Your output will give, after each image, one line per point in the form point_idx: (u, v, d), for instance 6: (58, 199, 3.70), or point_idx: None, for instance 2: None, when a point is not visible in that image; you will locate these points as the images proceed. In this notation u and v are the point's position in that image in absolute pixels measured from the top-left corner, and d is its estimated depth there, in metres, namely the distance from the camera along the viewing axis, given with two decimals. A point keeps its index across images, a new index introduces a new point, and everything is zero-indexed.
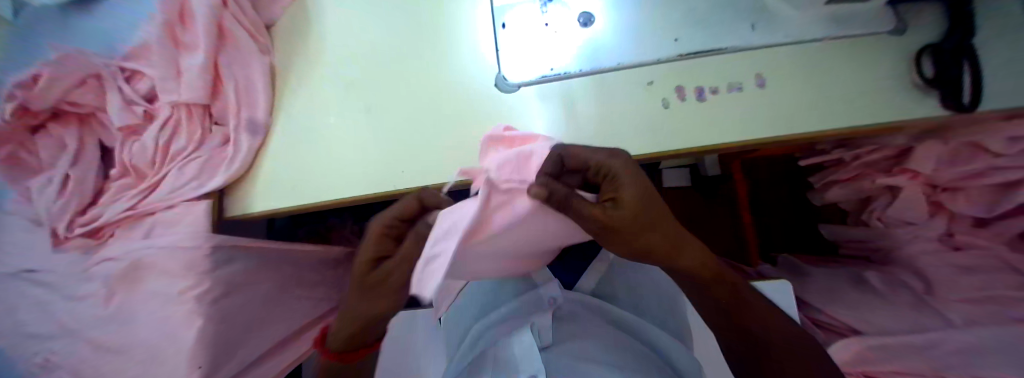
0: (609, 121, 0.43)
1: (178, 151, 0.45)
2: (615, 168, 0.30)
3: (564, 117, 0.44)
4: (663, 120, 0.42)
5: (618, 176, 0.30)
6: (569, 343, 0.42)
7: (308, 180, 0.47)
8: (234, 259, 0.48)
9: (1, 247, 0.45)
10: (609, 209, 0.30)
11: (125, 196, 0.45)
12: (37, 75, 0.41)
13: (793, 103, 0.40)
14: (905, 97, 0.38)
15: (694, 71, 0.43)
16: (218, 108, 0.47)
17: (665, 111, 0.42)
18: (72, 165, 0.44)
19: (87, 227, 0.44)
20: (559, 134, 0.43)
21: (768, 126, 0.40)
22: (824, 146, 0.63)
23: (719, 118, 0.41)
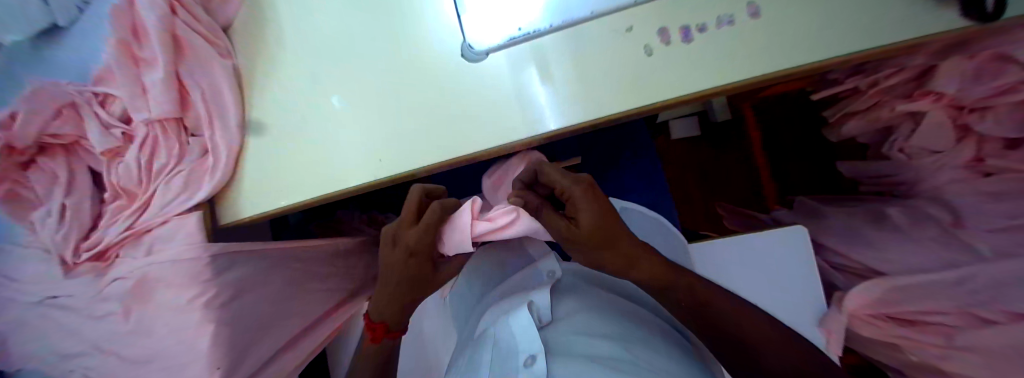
0: (587, 77, 0.40)
1: (161, 168, 0.46)
2: (577, 198, 0.33)
3: (537, 80, 0.40)
4: (646, 70, 0.38)
5: (575, 200, 0.33)
6: (571, 319, 0.40)
7: (291, 181, 0.47)
8: (236, 263, 0.50)
9: (25, 278, 0.48)
10: (572, 226, 0.34)
11: (120, 218, 0.46)
12: (13, 113, 0.41)
13: (793, 31, 0.35)
14: (921, 11, 0.33)
15: (677, 9, 0.38)
16: (191, 120, 0.46)
17: (647, 59, 0.38)
18: (66, 195, 0.46)
19: (92, 251, 0.46)
20: (535, 99, 0.40)
21: (762, 61, 0.36)
22: (838, 75, 0.57)
23: (708, 59, 0.37)
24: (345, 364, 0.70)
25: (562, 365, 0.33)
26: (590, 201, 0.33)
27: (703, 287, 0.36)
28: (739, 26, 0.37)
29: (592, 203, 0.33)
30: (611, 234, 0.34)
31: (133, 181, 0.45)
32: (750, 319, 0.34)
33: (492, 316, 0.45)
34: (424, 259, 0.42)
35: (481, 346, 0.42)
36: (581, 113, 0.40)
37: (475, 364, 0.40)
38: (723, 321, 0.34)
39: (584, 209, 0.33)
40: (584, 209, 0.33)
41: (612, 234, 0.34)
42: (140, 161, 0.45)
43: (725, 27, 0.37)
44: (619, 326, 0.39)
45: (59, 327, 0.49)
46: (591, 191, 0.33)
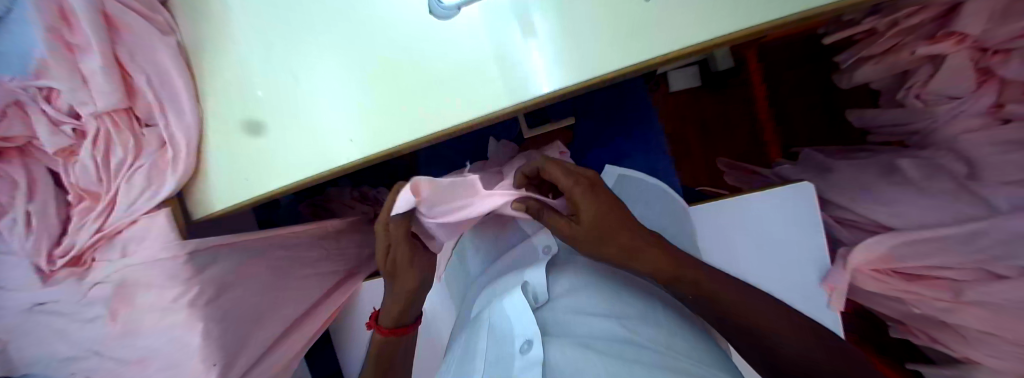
0: (572, 31, 0.32)
1: (120, 165, 0.42)
2: (579, 195, 0.33)
3: (516, 40, 0.34)
4: (644, 18, 0.30)
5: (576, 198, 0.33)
6: (568, 297, 0.39)
7: (262, 170, 0.44)
8: (219, 258, 0.49)
9: (5, 287, 0.46)
10: (574, 224, 0.34)
11: (88, 221, 0.43)
12: None
13: None
14: None
15: None
16: (142, 109, 0.43)
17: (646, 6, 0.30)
18: (29, 201, 0.43)
19: (67, 257, 0.44)
20: (515, 62, 0.34)
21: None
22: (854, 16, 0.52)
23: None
24: (348, 342, 0.71)
25: (558, 350, 0.32)
26: (588, 197, 0.33)
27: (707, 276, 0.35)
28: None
29: (591, 199, 0.33)
30: (613, 232, 0.34)
31: (94, 180, 0.42)
32: (753, 302, 0.33)
33: (486, 298, 0.45)
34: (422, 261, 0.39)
35: (476, 330, 0.41)
36: (571, 72, 0.33)
37: (471, 349, 0.39)
38: (732, 308, 0.33)
39: (583, 204, 0.33)
40: (585, 203, 0.33)
41: (613, 232, 0.34)
42: (96, 159, 0.42)
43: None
44: (620, 303, 0.37)
45: (53, 332, 0.48)
46: (590, 189, 0.34)
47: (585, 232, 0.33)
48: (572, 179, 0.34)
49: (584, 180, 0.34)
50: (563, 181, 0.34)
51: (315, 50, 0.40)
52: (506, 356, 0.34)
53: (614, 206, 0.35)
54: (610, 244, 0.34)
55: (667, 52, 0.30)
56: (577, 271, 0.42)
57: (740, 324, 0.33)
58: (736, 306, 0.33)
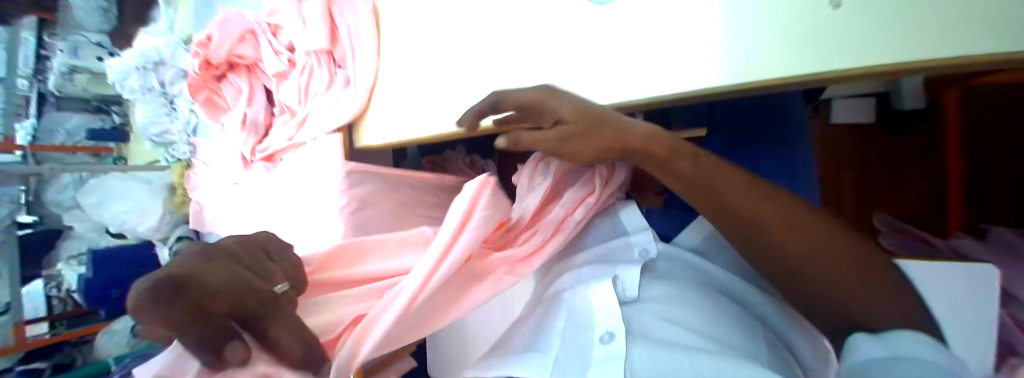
0: (687, 42, 0.35)
1: (315, 91, 0.55)
2: (546, 99, 0.35)
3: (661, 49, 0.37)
4: (793, 27, 0.30)
5: (547, 104, 0.35)
6: (659, 302, 0.37)
7: (412, 120, 0.53)
8: (366, 180, 0.58)
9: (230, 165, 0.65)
10: (557, 128, 0.35)
11: (288, 129, 0.59)
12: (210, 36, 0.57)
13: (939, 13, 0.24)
14: None
15: None
16: (338, 53, 0.54)
17: (831, 14, 0.29)
18: (248, 105, 0.61)
19: (265, 153, 0.62)
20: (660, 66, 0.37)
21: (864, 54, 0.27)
22: None
23: (809, 42, 0.30)
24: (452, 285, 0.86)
25: (644, 350, 0.32)
26: (560, 101, 0.35)
27: (707, 163, 0.37)
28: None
29: (563, 102, 0.35)
30: (597, 126, 0.35)
31: (295, 101, 0.56)
32: (756, 196, 0.36)
33: (568, 279, 0.45)
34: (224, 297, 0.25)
35: (553, 305, 0.42)
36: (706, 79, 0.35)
37: (547, 322, 0.41)
38: (734, 202, 0.36)
39: (568, 113, 0.34)
40: (564, 110, 0.34)
41: (595, 129, 0.35)
42: (300, 85, 0.55)
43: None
44: (705, 318, 0.35)
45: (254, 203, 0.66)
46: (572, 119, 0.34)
47: (572, 130, 0.34)
48: (546, 106, 0.35)
49: (549, 99, 0.35)
50: (528, 135, 0.36)
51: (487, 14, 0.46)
52: (585, 343, 0.35)
53: (592, 123, 0.35)
54: (598, 137, 0.35)
55: (815, 72, 0.29)
56: (665, 277, 0.41)
57: (741, 218, 0.37)
58: (750, 211, 0.36)
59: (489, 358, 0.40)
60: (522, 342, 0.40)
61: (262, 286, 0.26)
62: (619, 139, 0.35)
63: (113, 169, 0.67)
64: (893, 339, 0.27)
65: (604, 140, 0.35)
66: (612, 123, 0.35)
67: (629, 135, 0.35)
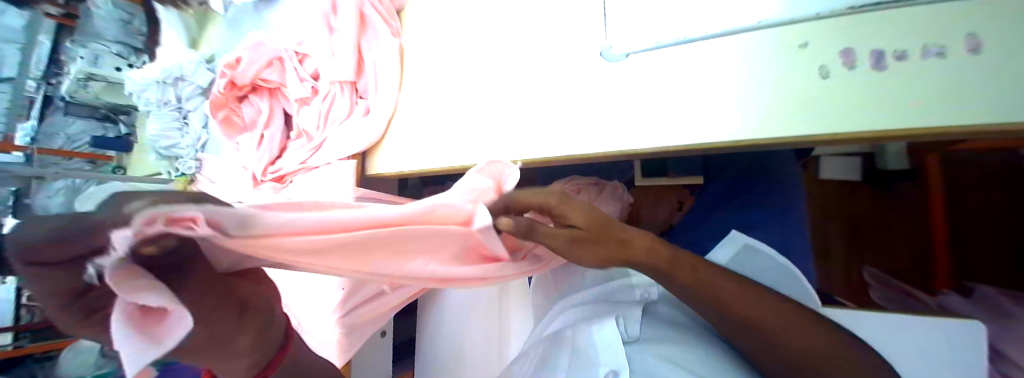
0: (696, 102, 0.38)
1: (334, 118, 0.59)
2: (555, 202, 0.35)
3: (659, 103, 0.40)
4: (810, 92, 0.33)
5: (560, 212, 0.35)
6: (659, 342, 0.37)
7: (428, 152, 0.57)
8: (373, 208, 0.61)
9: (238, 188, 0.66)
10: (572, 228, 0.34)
11: (300, 152, 0.63)
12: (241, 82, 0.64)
13: (927, 90, 0.29)
14: None
15: (878, 28, 0.31)
16: (362, 85, 0.59)
17: (820, 82, 0.33)
18: (265, 126, 0.66)
19: (276, 175, 0.65)
20: (654, 120, 0.41)
21: (862, 118, 0.31)
22: None
23: (814, 102, 0.33)
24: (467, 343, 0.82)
25: None
26: (571, 208, 0.35)
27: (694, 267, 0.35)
28: (955, 61, 0.29)
29: (572, 208, 0.35)
30: (601, 232, 0.35)
31: (313, 126, 0.60)
32: (743, 295, 0.33)
33: (570, 319, 0.46)
34: (250, 324, 0.27)
35: (556, 346, 0.43)
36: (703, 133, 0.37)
37: (553, 362, 0.41)
38: (723, 301, 0.33)
39: (575, 218, 0.34)
40: (573, 215, 0.35)
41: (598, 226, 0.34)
42: (320, 111, 0.60)
43: (930, 59, 0.29)
44: (709, 362, 0.35)
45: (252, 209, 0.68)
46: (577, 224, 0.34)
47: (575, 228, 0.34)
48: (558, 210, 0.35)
49: (559, 204, 0.35)
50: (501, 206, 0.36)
51: (505, 55, 0.51)
52: None
53: (607, 225, 0.35)
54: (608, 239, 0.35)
55: (833, 131, 0.32)
56: (672, 318, 0.42)
57: (739, 321, 0.33)
58: (750, 312, 0.33)
59: None
60: None
61: (258, 334, 0.29)
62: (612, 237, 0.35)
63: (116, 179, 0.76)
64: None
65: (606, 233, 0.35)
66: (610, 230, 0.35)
67: (634, 236, 0.35)
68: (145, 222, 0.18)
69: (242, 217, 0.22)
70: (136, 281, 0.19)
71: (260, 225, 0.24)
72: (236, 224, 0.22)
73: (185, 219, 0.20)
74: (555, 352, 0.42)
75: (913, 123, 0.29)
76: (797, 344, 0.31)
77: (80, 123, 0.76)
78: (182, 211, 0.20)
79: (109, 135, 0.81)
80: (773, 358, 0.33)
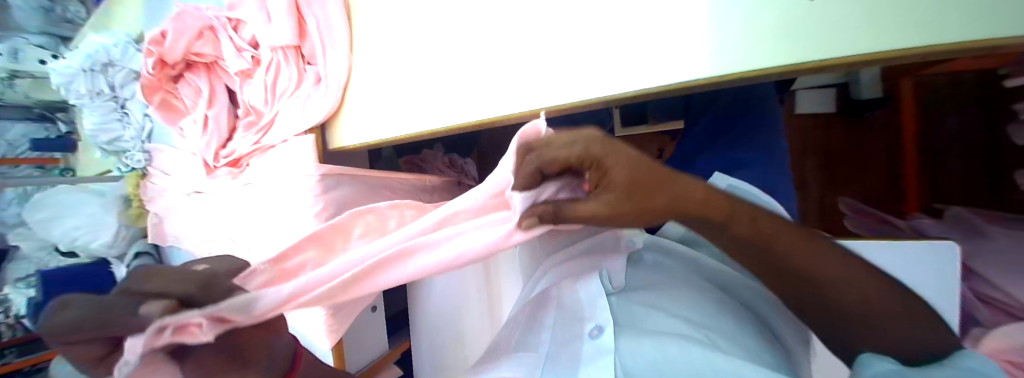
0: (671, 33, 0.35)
1: (282, 90, 0.54)
2: (593, 151, 0.26)
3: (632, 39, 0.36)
4: (791, 18, 0.29)
5: (598, 161, 0.26)
6: (644, 292, 0.37)
7: (392, 118, 0.53)
8: (341, 184, 0.58)
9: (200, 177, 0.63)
10: (603, 194, 0.26)
11: (253, 131, 0.58)
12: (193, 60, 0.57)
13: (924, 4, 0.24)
14: None
15: None
16: (306, 49, 0.53)
17: (808, 5, 0.28)
18: (209, 106, 0.59)
19: (229, 158, 0.60)
20: (628, 60, 0.37)
21: (846, 45, 0.27)
22: None
23: (794, 31, 0.29)
24: (459, 308, 0.83)
25: (629, 339, 0.31)
26: (615, 154, 0.26)
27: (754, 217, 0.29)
28: None
29: (617, 155, 0.26)
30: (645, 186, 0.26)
31: (261, 101, 0.55)
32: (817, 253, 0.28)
33: (556, 276, 0.45)
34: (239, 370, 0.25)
35: (543, 305, 0.42)
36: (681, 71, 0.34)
37: (540, 321, 0.41)
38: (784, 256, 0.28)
39: (615, 171, 0.25)
40: (613, 166, 0.25)
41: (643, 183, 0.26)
42: (266, 83, 0.54)
43: None
44: (694, 306, 0.35)
45: (217, 210, 0.67)
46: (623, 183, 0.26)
47: (615, 187, 0.25)
48: (591, 165, 0.26)
49: (601, 151, 0.26)
50: (534, 164, 0.26)
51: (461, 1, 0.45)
52: (577, 340, 0.34)
53: (648, 189, 0.26)
54: (652, 202, 0.26)
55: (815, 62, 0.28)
56: (657, 267, 0.42)
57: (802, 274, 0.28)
58: (818, 266, 0.27)
59: (492, 359, 0.41)
60: (514, 346, 0.40)
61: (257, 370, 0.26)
62: (656, 193, 0.27)
63: (59, 181, 0.71)
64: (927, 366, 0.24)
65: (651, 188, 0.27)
66: (655, 180, 0.27)
67: (676, 179, 0.28)
68: (155, 331, 0.20)
69: (243, 302, 0.23)
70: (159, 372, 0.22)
71: (261, 306, 0.23)
72: (238, 309, 0.23)
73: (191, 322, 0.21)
74: (541, 313, 0.42)
75: (915, 42, 0.25)
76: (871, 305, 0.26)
77: (18, 126, 0.79)
78: (187, 318, 0.21)
79: (51, 135, 0.83)
80: (821, 316, 0.29)
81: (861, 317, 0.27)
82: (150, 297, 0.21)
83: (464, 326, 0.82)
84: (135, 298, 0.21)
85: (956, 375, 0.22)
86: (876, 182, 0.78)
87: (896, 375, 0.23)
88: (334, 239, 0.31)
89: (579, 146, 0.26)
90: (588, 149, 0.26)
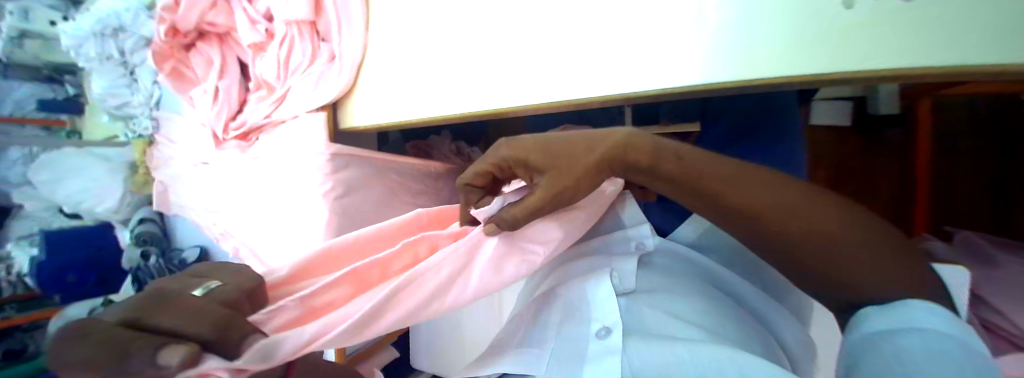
0: None
1: (295, 66, 0.53)
2: (508, 151, 0.32)
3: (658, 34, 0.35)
4: (826, 22, 0.25)
5: (518, 156, 0.31)
6: (652, 294, 0.37)
7: (405, 102, 0.52)
8: (350, 165, 0.58)
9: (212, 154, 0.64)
10: (536, 179, 0.31)
11: (263, 107, 0.57)
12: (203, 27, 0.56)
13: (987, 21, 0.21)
14: None
15: None
16: (322, 25, 0.52)
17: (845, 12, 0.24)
18: (219, 79, 0.59)
19: (238, 131, 0.60)
20: None
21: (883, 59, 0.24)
22: None
23: (826, 38, 0.25)
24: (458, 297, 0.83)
25: (637, 341, 0.31)
26: (526, 146, 0.31)
27: (681, 163, 0.29)
28: None
29: (529, 146, 0.31)
30: (567, 157, 0.31)
31: (273, 75, 0.54)
32: (747, 191, 0.27)
33: (564, 274, 0.45)
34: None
35: (551, 302, 0.42)
36: None
37: (546, 318, 0.41)
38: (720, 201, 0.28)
39: (534, 156, 0.31)
40: (532, 153, 0.31)
41: (564, 158, 0.30)
42: (278, 57, 0.53)
43: None
44: (702, 312, 0.35)
45: (224, 182, 0.66)
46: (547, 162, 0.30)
47: (544, 177, 0.30)
48: (516, 161, 0.32)
49: (510, 148, 0.32)
50: (469, 173, 0.33)
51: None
52: (582, 339, 0.34)
53: (573, 159, 0.30)
54: (578, 169, 0.30)
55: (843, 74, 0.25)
56: (665, 269, 0.41)
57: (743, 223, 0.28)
58: (755, 206, 0.27)
59: (497, 354, 0.41)
60: (519, 342, 0.40)
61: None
62: (580, 164, 0.30)
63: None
64: (892, 309, 0.24)
65: (574, 161, 0.30)
66: (576, 150, 0.31)
67: (594, 141, 0.31)
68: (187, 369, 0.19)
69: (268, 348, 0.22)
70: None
71: (284, 351, 0.23)
72: (259, 359, 0.22)
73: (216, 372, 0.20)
74: (548, 312, 0.42)
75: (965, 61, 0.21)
76: (815, 236, 0.26)
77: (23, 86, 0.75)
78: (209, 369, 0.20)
79: (58, 97, 0.79)
80: (788, 261, 0.28)
81: (814, 256, 0.26)
82: (169, 342, 0.19)
83: (463, 314, 0.82)
84: (153, 338, 0.19)
85: (913, 337, 0.22)
86: (887, 198, 0.77)
87: (870, 341, 0.23)
88: (370, 273, 0.31)
89: (498, 149, 0.32)
90: (507, 150, 0.32)
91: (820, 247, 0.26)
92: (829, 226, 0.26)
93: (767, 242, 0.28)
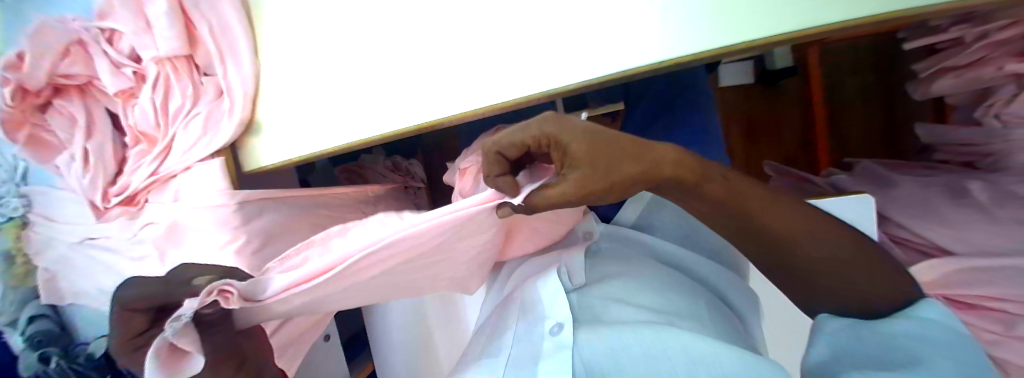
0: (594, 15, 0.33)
1: (176, 110, 0.47)
2: (551, 132, 0.27)
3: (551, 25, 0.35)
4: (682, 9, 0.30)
5: (558, 139, 0.26)
6: (604, 283, 0.36)
7: (317, 130, 0.48)
8: (266, 209, 0.52)
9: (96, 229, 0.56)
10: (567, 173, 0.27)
11: (145, 163, 0.50)
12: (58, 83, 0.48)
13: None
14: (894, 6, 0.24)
15: None
16: (200, 58, 0.47)
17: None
18: (87, 140, 0.51)
19: (120, 196, 0.52)
20: (550, 48, 0.35)
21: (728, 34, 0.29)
22: (937, 21, 0.46)
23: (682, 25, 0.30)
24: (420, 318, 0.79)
25: (588, 331, 0.30)
26: (574, 135, 0.26)
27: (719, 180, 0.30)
28: None
29: (580, 135, 0.26)
30: (612, 162, 0.27)
31: (151, 123, 0.48)
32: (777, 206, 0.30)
33: (518, 280, 0.43)
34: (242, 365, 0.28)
35: (505, 309, 0.40)
36: (605, 55, 0.33)
37: (500, 327, 0.39)
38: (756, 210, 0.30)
39: (578, 150, 0.26)
40: (575, 150, 0.26)
41: (614, 165, 0.27)
42: (154, 104, 0.47)
43: None
44: (651, 291, 0.35)
45: (118, 254, 0.57)
46: (590, 161, 0.26)
47: (578, 169, 0.26)
48: (557, 149, 0.27)
49: (557, 131, 0.26)
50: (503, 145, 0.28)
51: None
52: (535, 339, 0.33)
53: (618, 164, 0.27)
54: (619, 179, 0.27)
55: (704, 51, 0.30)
56: (614, 254, 0.41)
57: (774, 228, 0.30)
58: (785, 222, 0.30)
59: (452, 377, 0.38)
60: (475, 357, 0.38)
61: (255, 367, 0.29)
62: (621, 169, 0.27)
63: None
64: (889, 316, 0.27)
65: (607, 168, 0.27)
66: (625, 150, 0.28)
67: (642, 147, 0.28)
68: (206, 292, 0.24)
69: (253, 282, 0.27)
70: (189, 335, 0.24)
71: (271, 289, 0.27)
72: (250, 288, 0.27)
73: (227, 288, 0.25)
74: (501, 324, 0.39)
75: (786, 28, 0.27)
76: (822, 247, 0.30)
77: None
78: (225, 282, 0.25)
79: None
80: (784, 263, 0.32)
81: (823, 265, 0.30)
82: (196, 278, 0.28)
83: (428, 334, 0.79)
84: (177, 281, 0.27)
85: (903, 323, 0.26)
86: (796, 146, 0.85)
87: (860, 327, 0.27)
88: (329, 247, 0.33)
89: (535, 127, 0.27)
90: (552, 131, 0.27)
91: (829, 258, 0.30)
92: (838, 240, 0.30)
93: (776, 243, 0.31)
